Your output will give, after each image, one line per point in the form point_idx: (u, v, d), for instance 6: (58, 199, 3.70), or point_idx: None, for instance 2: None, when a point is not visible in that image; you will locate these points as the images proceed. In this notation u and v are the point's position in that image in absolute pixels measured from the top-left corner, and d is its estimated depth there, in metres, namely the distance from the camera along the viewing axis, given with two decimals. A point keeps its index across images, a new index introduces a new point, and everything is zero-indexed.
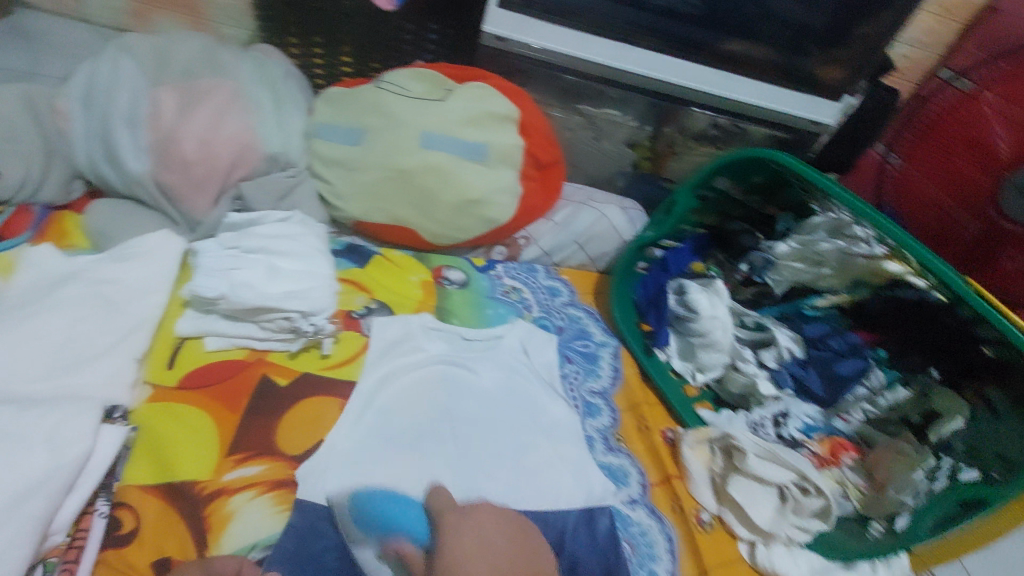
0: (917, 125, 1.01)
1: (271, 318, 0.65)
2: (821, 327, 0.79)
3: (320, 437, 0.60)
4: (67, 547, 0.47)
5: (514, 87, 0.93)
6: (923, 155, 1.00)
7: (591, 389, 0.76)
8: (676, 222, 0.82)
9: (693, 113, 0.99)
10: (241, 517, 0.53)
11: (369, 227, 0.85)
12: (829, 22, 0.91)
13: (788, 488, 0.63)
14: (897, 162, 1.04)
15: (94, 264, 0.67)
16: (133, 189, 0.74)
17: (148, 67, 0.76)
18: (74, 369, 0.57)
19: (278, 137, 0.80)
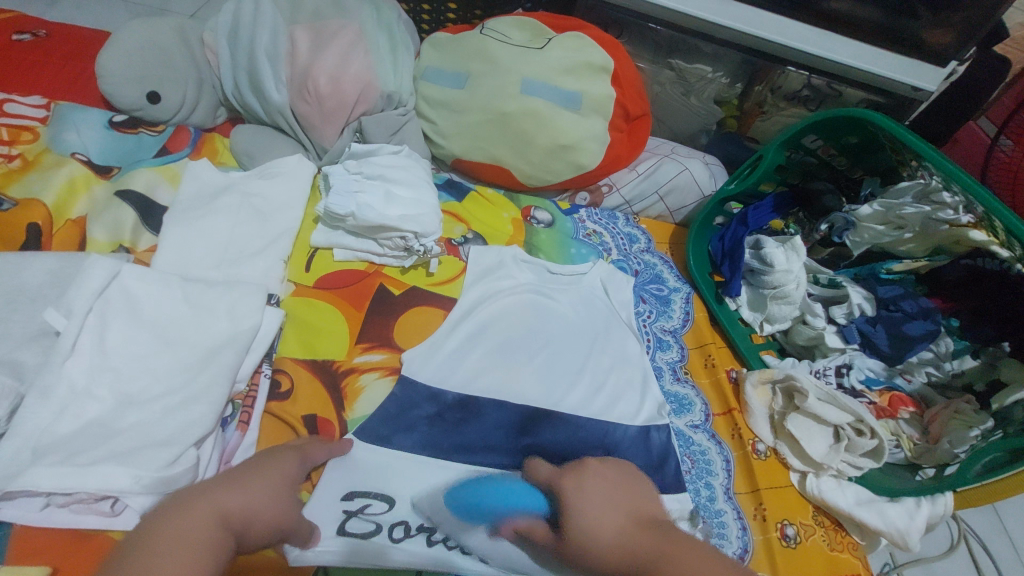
0: None
1: (389, 236, 0.74)
2: (895, 290, 0.78)
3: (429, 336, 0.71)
4: (246, 394, 0.60)
5: (610, 39, 0.96)
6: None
7: (663, 328, 0.82)
8: (759, 178, 0.86)
9: (789, 72, 0.99)
10: (369, 391, 0.64)
11: (466, 165, 0.92)
12: None
13: (844, 428, 0.68)
14: (1008, 147, 1.02)
15: (244, 179, 0.78)
16: (274, 117, 0.84)
17: (285, 6, 0.84)
18: (237, 263, 0.69)
19: (393, 78, 0.88)
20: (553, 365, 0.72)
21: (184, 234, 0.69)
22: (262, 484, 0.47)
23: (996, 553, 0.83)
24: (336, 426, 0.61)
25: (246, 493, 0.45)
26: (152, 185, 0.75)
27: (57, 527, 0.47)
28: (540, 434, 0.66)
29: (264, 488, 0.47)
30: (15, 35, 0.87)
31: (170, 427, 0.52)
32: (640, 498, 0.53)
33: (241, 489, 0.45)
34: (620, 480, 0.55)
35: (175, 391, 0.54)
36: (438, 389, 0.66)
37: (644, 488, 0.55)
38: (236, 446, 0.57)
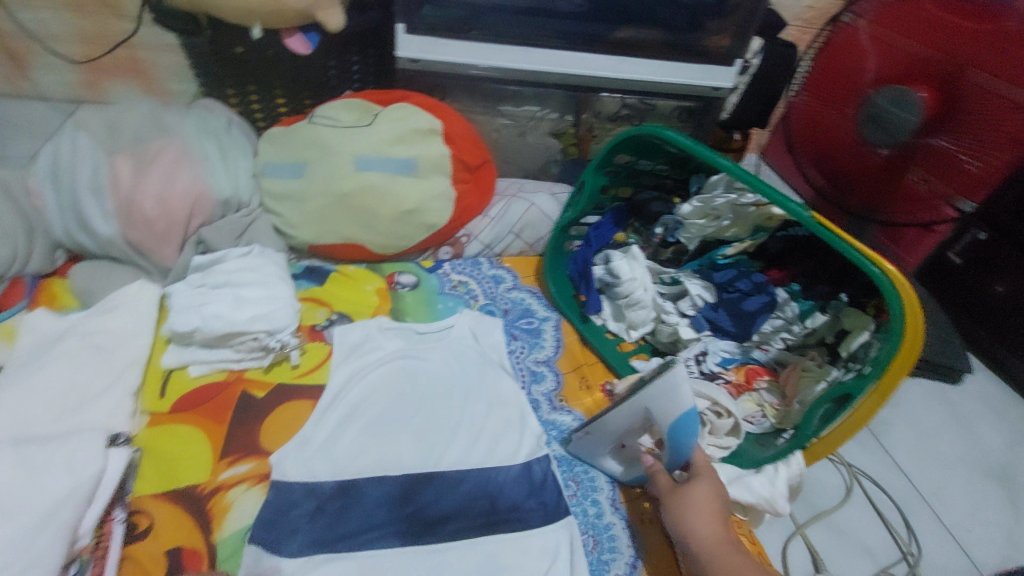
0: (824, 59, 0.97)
1: (241, 340, 0.74)
2: (729, 274, 0.88)
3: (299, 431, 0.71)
4: (94, 546, 0.57)
5: (436, 102, 1.02)
6: (902, 52, 0.86)
7: (537, 359, 0.86)
8: (589, 199, 0.91)
9: (604, 98, 1.09)
10: (237, 505, 0.64)
11: (322, 249, 0.95)
12: None
13: (706, 414, 0.73)
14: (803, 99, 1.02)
15: (83, 319, 0.76)
16: (108, 249, 0.84)
17: (102, 138, 0.85)
18: (81, 408, 0.67)
19: (228, 182, 0.90)
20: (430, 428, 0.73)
21: (18, 391, 0.67)
22: None
23: (889, 487, 0.90)
24: (203, 551, 0.60)
25: None
26: None
27: None
28: (423, 498, 0.66)
29: None
30: None
31: None
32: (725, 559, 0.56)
33: None
34: None
35: (8, 565, 0.52)
36: (312, 483, 0.66)
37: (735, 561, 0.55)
38: None
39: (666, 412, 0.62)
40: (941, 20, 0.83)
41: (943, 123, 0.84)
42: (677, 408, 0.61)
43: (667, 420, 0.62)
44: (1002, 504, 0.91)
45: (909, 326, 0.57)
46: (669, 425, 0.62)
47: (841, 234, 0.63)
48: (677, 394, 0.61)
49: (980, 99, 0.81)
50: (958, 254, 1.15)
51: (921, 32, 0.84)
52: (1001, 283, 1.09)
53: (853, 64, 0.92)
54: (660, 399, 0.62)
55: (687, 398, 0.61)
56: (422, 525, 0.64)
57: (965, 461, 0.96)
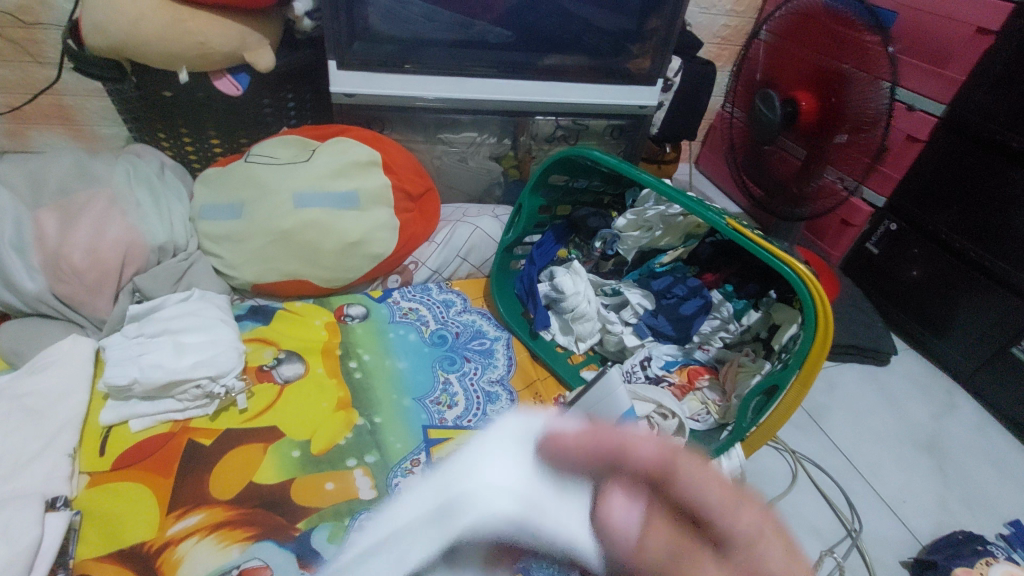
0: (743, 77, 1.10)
1: (184, 389, 0.73)
2: (666, 280, 0.91)
3: (251, 477, 0.70)
4: None
5: (376, 135, 1.04)
6: (801, 62, 0.97)
7: (490, 379, 0.87)
8: (527, 220, 0.94)
9: (538, 121, 1.14)
10: (189, 559, 0.61)
11: (266, 287, 0.94)
12: (636, 22, 1.07)
13: (652, 417, 0.76)
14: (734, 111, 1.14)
15: (12, 382, 0.73)
16: (36, 306, 0.80)
17: (25, 192, 0.82)
18: (12, 476, 0.64)
19: (164, 229, 0.88)
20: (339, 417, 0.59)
21: None
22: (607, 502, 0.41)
23: (831, 469, 0.96)
24: None
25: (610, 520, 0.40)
26: None
27: None
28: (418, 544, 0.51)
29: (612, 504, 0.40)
30: None
31: None
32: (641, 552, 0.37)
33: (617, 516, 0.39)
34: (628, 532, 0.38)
35: None
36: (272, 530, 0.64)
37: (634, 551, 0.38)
38: None
39: (611, 411, 0.67)
40: (833, 33, 0.94)
41: (837, 123, 0.96)
42: (617, 407, 0.66)
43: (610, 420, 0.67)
44: (933, 474, 0.98)
45: (818, 309, 0.63)
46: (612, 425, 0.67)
47: (756, 239, 0.69)
48: (612, 393, 0.68)
49: (861, 105, 0.92)
50: (876, 244, 1.26)
51: (814, 44, 0.95)
52: (917, 267, 1.18)
53: (764, 69, 1.05)
54: (603, 403, 0.68)
55: (622, 396, 0.67)
56: None
57: (898, 436, 1.04)
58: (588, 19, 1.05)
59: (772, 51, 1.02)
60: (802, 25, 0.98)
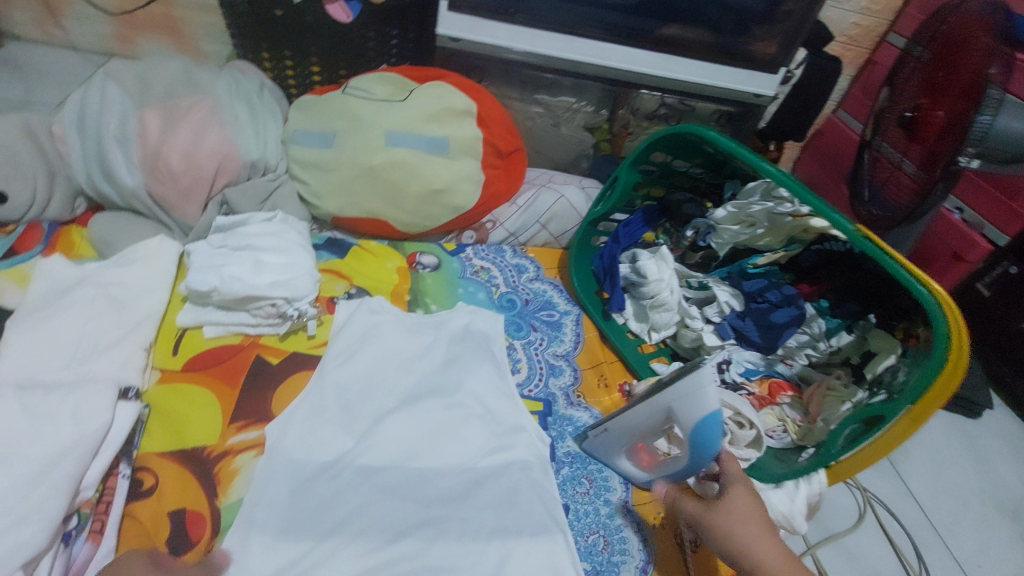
0: (901, 81, 1.04)
1: (259, 305, 0.73)
2: (760, 283, 0.84)
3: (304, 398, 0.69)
4: (96, 501, 0.55)
5: (472, 85, 1.00)
6: (939, 72, 0.91)
7: (555, 353, 0.83)
8: (621, 195, 0.88)
9: (642, 94, 1.07)
10: (245, 472, 0.62)
11: (346, 221, 0.93)
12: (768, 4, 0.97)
13: (726, 424, 0.71)
14: (883, 110, 1.08)
15: (100, 269, 0.75)
16: (131, 202, 0.82)
17: (134, 91, 0.84)
18: (90, 360, 0.65)
19: (257, 145, 0.88)
20: (396, 540, 0.58)
21: (27, 336, 0.64)
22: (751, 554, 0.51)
23: (901, 516, 0.88)
24: (207, 516, 0.58)
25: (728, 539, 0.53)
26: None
27: None
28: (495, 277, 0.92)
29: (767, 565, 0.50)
30: None
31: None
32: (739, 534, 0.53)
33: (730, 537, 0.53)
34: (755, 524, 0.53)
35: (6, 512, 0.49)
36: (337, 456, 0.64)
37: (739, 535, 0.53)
38: (88, 559, 0.52)
39: (690, 412, 0.58)
40: (969, 44, 0.85)
41: (938, 143, 0.85)
42: (702, 410, 0.56)
43: (690, 421, 0.58)
44: (1014, 543, 0.89)
45: (952, 323, 0.55)
46: (693, 428, 0.57)
47: (885, 248, 0.61)
48: (698, 393, 0.57)
49: (954, 125, 0.81)
50: (987, 286, 1.12)
51: (955, 53, 0.88)
52: None
53: (915, 77, 0.99)
54: (684, 399, 0.59)
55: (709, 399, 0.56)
56: (438, 504, 0.62)
57: (980, 495, 0.94)
58: None
59: (927, 59, 0.96)
60: (954, 34, 0.90)
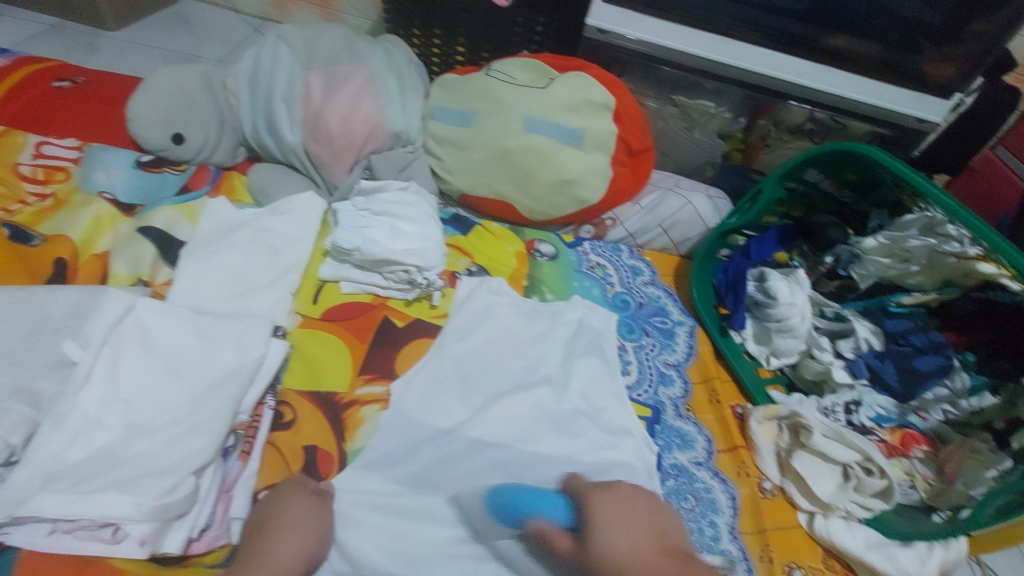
0: None
1: (393, 270, 0.77)
2: (903, 323, 0.78)
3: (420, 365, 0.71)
4: (248, 424, 0.61)
5: (613, 78, 0.98)
6: None
7: (666, 361, 0.81)
8: (761, 210, 0.85)
9: (791, 106, 1.00)
10: (370, 422, 0.65)
11: (472, 200, 0.95)
12: (947, 17, 0.88)
13: (852, 467, 0.67)
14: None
15: (258, 215, 0.81)
16: (288, 156, 0.89)
17: (301, 53, 0.90)
18: (248, 295, 0.72)
19: (402, 117, 0.92)
20: None
21: (199, 267, 0.72)
22: (613, 534, 0.53)
23: None
24: (336, 457, 0.62)
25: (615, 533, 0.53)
26: (172, 222, 0.79)
27: (61, 552, 0.48)
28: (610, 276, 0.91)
29: (616, 537, 0.53)
30: (55, 82, 0.96)
31: (174, 456, 0.53)
32: (645, 524, 0.55)
33: (620, 526, 0.54)
34: (637, 513, 0.56)
35: (181, 421, 0.55)
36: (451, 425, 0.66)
37: (657, 514, 0.57)
38: (238, 476, 0.57)
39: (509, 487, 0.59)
40: None
41: None
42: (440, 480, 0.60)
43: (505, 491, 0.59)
44: None
45: None
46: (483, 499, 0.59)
47: None
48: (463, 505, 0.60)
49: None
50: None
51: None
52: None
53: None
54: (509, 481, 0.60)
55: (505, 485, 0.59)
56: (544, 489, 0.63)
57: None
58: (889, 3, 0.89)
59: None
60: None
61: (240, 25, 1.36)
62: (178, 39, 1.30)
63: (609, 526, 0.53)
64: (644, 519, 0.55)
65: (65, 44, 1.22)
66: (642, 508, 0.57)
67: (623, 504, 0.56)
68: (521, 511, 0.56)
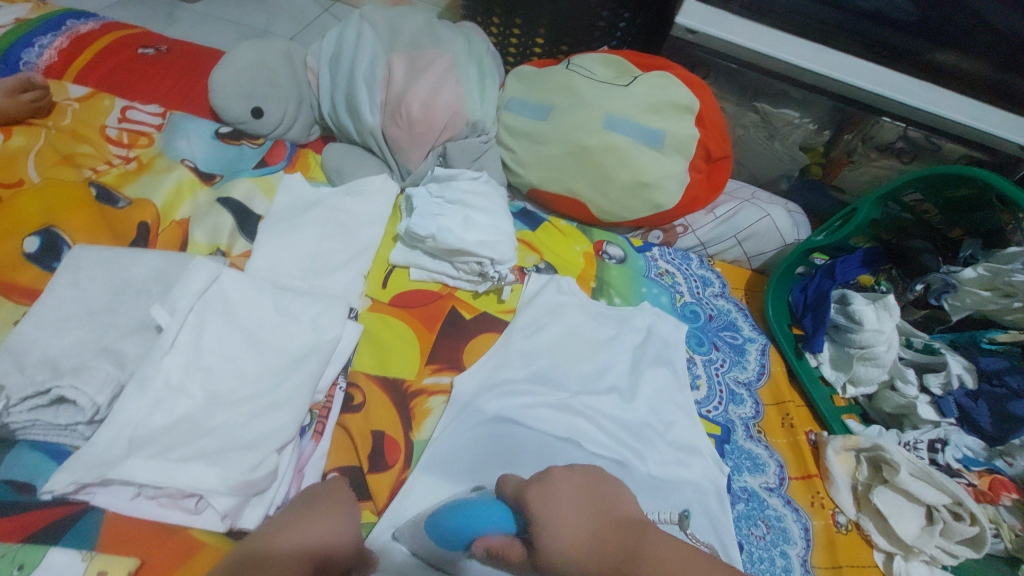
0: None
1: (465, 261, 0.75)
2: (998, 362, 0.72)
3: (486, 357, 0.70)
4: (323, 405, 0.60)
5: (697, 80, 0.95)
6: None
7: (737, 378, 0.78)
8: (852, 230, 0.82)
9: (883, 123, 0.94)
10: (435, 414, 0.64)
11: (542, 195, 0.94)
12: None
13: (938, 510, 0.64)
14: None
15: (333, 195, 0.81)
16: (365, 138, 0.89)
17: (385, 35, 0.89)
18: (322, 275, 0.71)
19: (479, 106, 0.91)
20: None
21: (276, 243, 0.72)
22: (562, 510, 0.44)
23: None
24: (403, 445, 0.61)
25: (562, 517, 0.43)
26: (250, 195, 0.80)
27: (145, 518, 0.49)
28: (679, 284, 0.88)
29: (568, 518, 0.43)
30: (140, 49, 0.98)
31: (256, 431, 0.53)
32: (607, 500, 0.45)
33: (557, 513, 0.43)
34: (587, 488, 0.46)
35: (262, 395, 0.55)
36: (518, 424, 0.65)
37: (614, 489, 0.47)
38: (310, 455, 0.57)
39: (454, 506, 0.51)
40: None
41: None
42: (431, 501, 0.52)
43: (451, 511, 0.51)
44: None
45: None
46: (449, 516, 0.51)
47: None
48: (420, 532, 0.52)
49: None
50: None
51: None
52: None
53: None
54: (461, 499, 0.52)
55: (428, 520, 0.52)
56: None
57: None
58: (983, 12, 0.88)
59: None
60: None
61: (311, 4, 1.36)
62: (253, 15, 1.31)
63: (560, 513, 0.43)
64: (599, 499, 0.45)
65: (146, 13, 1.24)
66: (595, 477, 0.48)
67: (563, 487, 0.46)
68: (478, 529, 0.48)
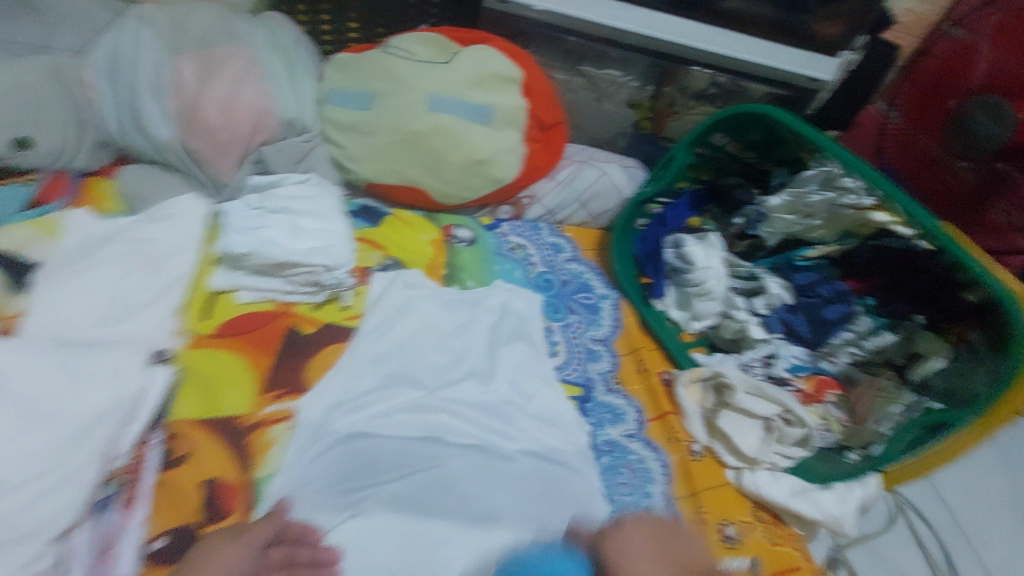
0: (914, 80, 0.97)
1: (297, 273, 0.70)
2: (811, 276, 0.83)
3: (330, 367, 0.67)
4: (130, 468, 0.54)
5: (520, 50, 0.94)
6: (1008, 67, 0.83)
7: (593, 338, 0.81)
8: (673, 176, 0.86)
9: (694, 72, 1.00)
10: (281, 443, 0.59)
11: (380, 188, 0.89)
12: None
13: (773, 420, 0.71)
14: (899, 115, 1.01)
15: (132, 223, 0.69)
16: (162, 154, 0.78)
17: (167, 34, 0.78)
18: (126, 318, 0.62)
19: (293, 103, 0.84)
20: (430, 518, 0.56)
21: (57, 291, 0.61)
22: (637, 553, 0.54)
23: (934, 521, 0.88)
24: (246, 485, 0.56)
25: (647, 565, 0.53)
26: (28, 241, 0.65)
27: None
28: (531, 254, 0.89)
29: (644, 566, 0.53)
30: None
31: (43, 515, 0.47)
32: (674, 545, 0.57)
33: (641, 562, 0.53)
34: (652, 531, 0.57)
35: (45, 474, 0.48)
36: (375, 435, 0.62)
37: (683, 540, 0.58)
38: (120, 528, 0.51)
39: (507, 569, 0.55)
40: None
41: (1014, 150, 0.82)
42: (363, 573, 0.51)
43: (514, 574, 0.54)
44: None
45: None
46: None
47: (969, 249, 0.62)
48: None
49: None
50: None
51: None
52: None
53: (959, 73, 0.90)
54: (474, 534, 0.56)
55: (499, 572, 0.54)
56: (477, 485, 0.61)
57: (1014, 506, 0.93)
58: None
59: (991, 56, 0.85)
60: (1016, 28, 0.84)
61: None
62: None
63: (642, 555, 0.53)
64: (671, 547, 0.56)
65: None
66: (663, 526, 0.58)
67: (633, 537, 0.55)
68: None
